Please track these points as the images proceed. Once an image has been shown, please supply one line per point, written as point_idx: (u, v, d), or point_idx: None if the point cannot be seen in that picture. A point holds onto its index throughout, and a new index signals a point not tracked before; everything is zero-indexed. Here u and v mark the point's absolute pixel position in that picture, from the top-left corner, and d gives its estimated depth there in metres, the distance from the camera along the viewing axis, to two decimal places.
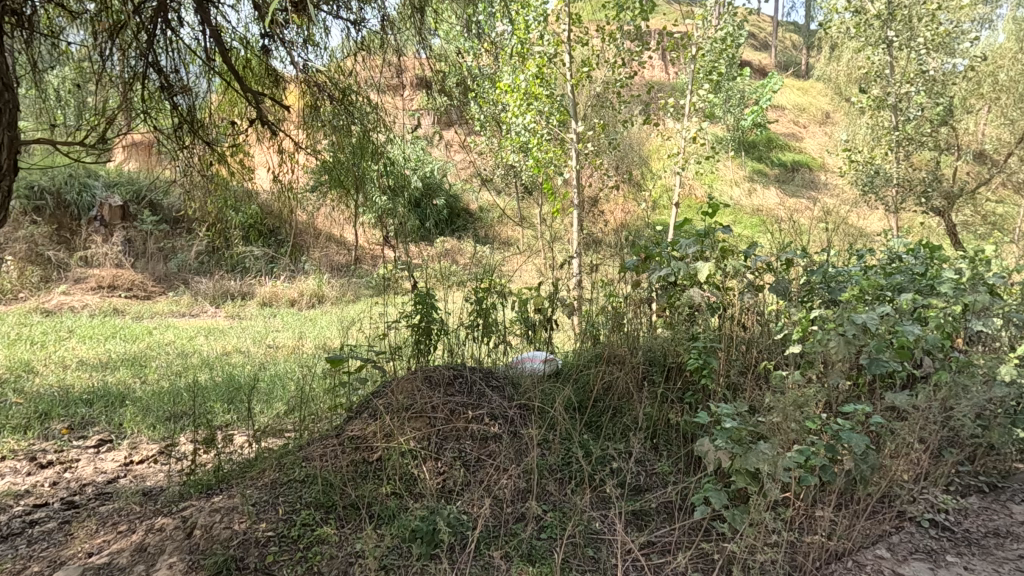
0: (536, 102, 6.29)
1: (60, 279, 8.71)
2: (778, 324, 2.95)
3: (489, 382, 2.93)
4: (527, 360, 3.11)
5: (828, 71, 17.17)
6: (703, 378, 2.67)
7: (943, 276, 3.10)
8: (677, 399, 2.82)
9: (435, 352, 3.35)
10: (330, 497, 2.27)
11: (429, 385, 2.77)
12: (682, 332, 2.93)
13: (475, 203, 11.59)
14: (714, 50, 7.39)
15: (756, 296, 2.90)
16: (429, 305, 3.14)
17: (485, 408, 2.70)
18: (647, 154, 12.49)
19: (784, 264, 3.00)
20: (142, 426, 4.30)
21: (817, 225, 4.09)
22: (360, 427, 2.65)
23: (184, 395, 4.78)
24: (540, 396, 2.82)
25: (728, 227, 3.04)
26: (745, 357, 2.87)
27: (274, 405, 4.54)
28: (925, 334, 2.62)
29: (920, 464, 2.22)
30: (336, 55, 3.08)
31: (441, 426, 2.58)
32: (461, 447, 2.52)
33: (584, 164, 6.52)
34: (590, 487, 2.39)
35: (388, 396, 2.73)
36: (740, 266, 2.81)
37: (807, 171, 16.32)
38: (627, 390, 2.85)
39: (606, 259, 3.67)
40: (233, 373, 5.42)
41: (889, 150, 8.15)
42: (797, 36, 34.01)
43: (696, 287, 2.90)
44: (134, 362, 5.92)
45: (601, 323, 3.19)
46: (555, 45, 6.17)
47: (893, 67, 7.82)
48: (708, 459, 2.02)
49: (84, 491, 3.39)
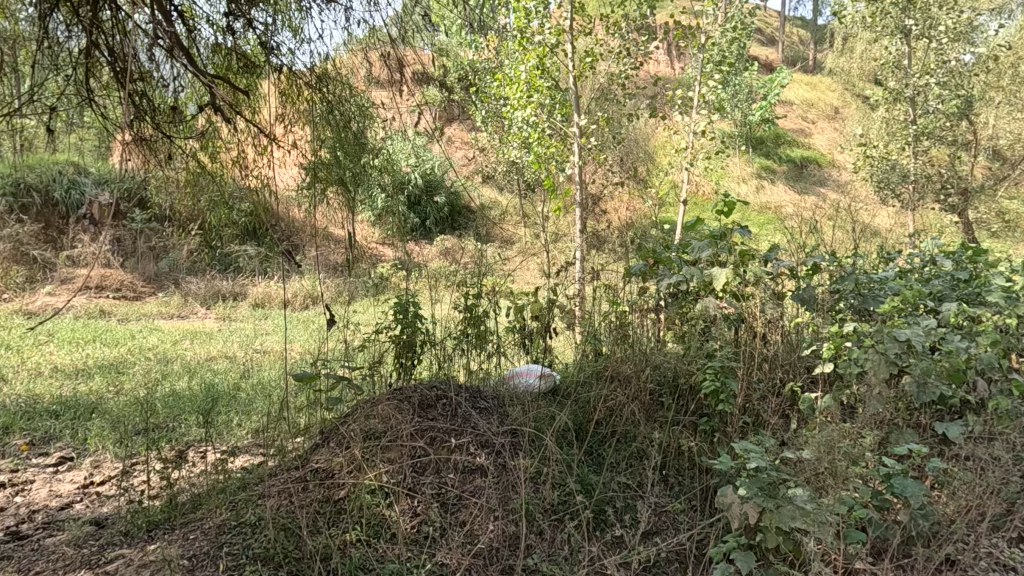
0: (536, 95, 5.82)
1: (46, 279, 8.40)
2: (807, 336, 2.60)
3: (477, 404, 2.59)
4: (522, 375, 2.82)
5: (838, 64, 16.69)
6: (719, 403, 2.34)
7: (990, 283, 2.76)
8: (690, 425, 2.48)
9: (421, 366, 3.02)
10: (281, 547, 1.97)
11: (405, 409, 2.44)
12: (697, 349, 2.57)
13: (476, 201, 11.20)
14: (724, 40, 7.02)
15: (778, 305, 2.58)
16: (412, 316, 2.84)
17: (471, 435, 2.37)
18: (653, 149, 12.12)
19: (810, 270, 2.60)
20: (108, 441, 3.97)
21: (840, 223, 3.75)
22: (326, 456, 2.32)
23: (157, 406, 4.46)
24: (535, 421, 2.49)
25: (747, 227, 2.70)
26: (768, 377, 2.53)
27: (251, 418, 4.20)
28: (980, 353, 2.28)
29: (984, 511, 1.87)
30: (341, 50, 2.80)
31: (418, 456, 2.26)
32: (442, 481, 2.21)
33: (587, 159, 6.15)
34: (590, 531, 2.08)
35: (359, 420, 2.40)
36: (762, 272, 2.49)
37: (816, 168, 15.92)
38: (633, 416, 2.50)
39: (612, 262, 3.30)
40: (213, 382, 5.09)
41: (906, 145, 7.73)
42: (804, 32, 33.46)
43: (713, 296, 2.58)
44: (110, 369, 5.59)
45: (603, 334, 2.83)
46: (557, 35, 5.73)
47: (911, 58, 7.44)
48: (732, 514, 1.68)
49: (31, 519, 3.05)
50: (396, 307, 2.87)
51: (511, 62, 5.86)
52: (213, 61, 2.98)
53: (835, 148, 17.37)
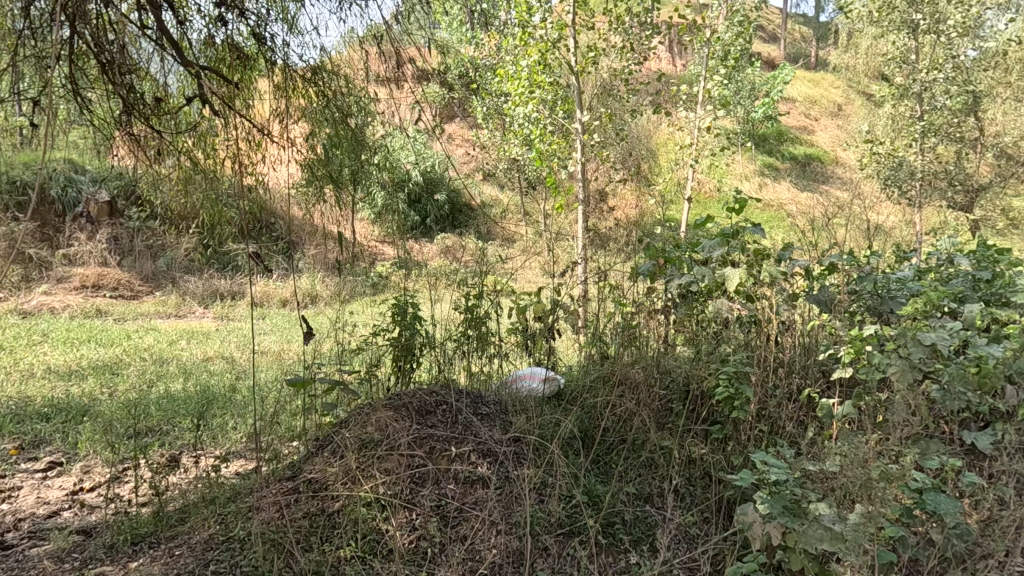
0: (538, 91, 5.69)
1: (42, 278, 8.29)
2: (823, 339, 2.49)
3: (478, 410, 2.49)
4: (525, 378, 2.80)
5: (843, 61, 16.54)
6: (734, 411, 2.23)
7: (1014, 283, 2.64)
8: (701, 433, 2.37)
9: (420, 369, 2.92)
10: (272, 564, 1.88)
11: (403, 416, 2.34)
12: (708, 352, 2.46)
13: (477, 199, 11.08)
14: (729, 35, 6.89)
15: (793, 307, 2.48)
16: (411, 318, 2.76)
17: (472, 443, 2.26)
18: (656, 146, 12.00)
19: (826, 269, 2.50)
20: (99, 445, 3.86)
21: (851, 221, 3.63)
22: (319, 466, 2.21)
23: (150, 409, 4.34)
24: (540, 428, 2.39)
25: (760, 224, 2.59)
26: (784, 382, 2.42)
27: (246, 421, 4.09)
28: (1008, 358, 2.17)
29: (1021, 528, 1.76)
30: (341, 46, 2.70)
31: (416, 466, 2.15)
32: (441, 493, 2.11)
33: (589, 156, 6.03)
34: (598, 546, 1.98)
35: (354, 428, 2.29)
36: (777, 272, 2.38)
37: (819, 165, 15.79)
38: (643, 423, 2.40)
39: (619, 261, 3.19)
40: (209, 383, 4.98)
41: (913, 141, 7.59)
42: (807, 28, 33.18)
43: (724, 297, 2.48)
44: (105, 370, 5.49)
45: (609, 335, 2.73)
46: (558, 29, 5.60)
47: (919, 53, 7.32)
48: (753, 533, 1.64)
49: (18, 528, 2.95)
50: (394, 309, 2.79)
51: (512, 57, 5.73)
52: (207, 55, 2.87)
53: (838, 145, 17.23)
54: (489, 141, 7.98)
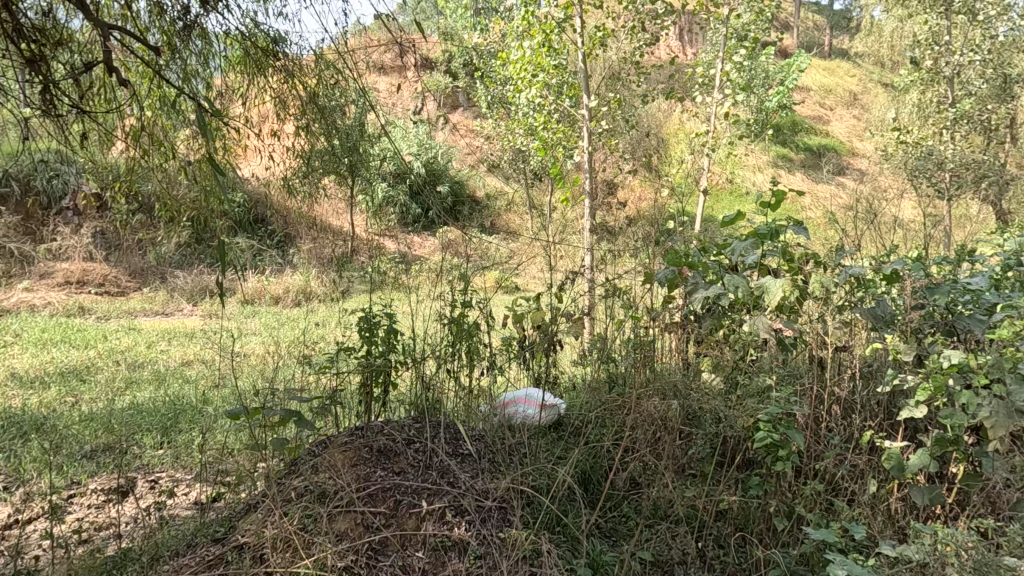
0: (542, 75, 5.14)
1: (24, 274, 7.84)
2: (885, 365, 2.03)
3: (461, 449, 2.06)
4: (519, 403, 2.33)
5: (864, 47, 15.80)
6: (777, 459, 1.79)
7: None
8: (734, 484, 1.95)
9: (398, 391, 2.47)
10: None
11: (361, 464, 1.90)
12: (743, 381, 2.00)
13: (479, 192, 10.52)
14: (752, 11, 6.25)
15: (848, 327, 2.02)
16: (385, 333, 2.30)
17: (449, 497, 1.83)
18: (668, 134, 11.41)
19: (887, 278, 2.04)
20: (44, 469, 3.30)
21: (898, 216, 3.12)
22: (254, 526, 1.77)
23: (112, 425, 3.88)
24: (537, 476, 1.97)
25: (803, 223, 2.14)
26: (836, 419, 1.97)
27: (214, 438, 3.62)
28: None
29: None
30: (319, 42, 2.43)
31: (374, 529, 1.73)
32: (403, 565, 1.67)
33: (598, 143, 5.51)
34: None
35: (304, 478, 1.87)
36: (829, 282, 1.95)
37: (836, 156, 15.14)
38: (658, 469, 1.96)
39: (631, 265, 2.71)
40: (179, 393, 4.52)
41: (943, 129, 6.91)
42: (820, 16, 32.18)
43: (763, 312, 2.03)
44: (74, 376, 5.04)
45: (619, 355, 2.30)
46: (564, 8, 5.01)
47: (953, 33, 6.72)
48: None
49: None
50: (360, 324, 2.30)
51: (513, 38, 5.21)
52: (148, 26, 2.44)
53: (855, 136, 16.60)
54: (491, 129, 7.46)
